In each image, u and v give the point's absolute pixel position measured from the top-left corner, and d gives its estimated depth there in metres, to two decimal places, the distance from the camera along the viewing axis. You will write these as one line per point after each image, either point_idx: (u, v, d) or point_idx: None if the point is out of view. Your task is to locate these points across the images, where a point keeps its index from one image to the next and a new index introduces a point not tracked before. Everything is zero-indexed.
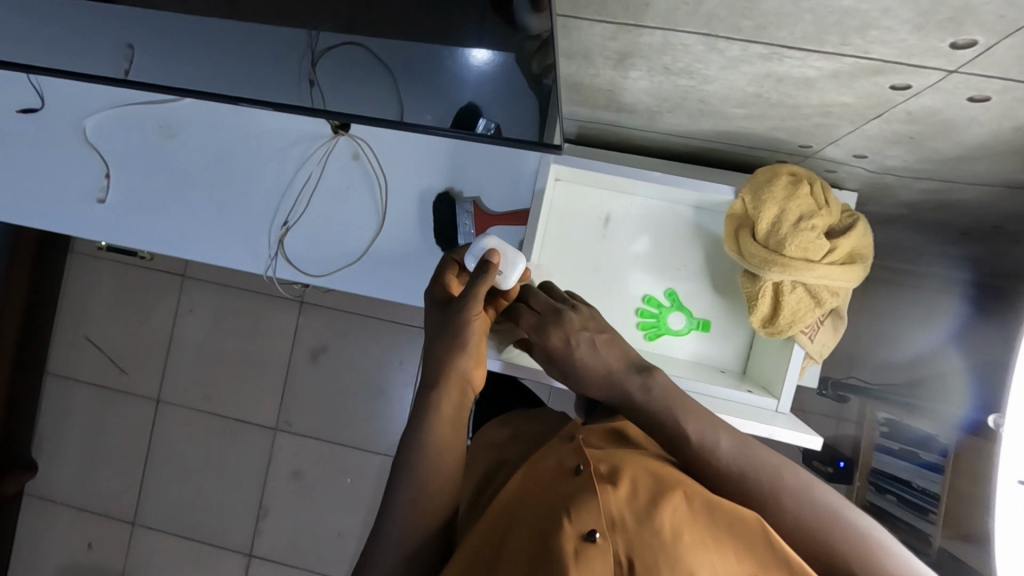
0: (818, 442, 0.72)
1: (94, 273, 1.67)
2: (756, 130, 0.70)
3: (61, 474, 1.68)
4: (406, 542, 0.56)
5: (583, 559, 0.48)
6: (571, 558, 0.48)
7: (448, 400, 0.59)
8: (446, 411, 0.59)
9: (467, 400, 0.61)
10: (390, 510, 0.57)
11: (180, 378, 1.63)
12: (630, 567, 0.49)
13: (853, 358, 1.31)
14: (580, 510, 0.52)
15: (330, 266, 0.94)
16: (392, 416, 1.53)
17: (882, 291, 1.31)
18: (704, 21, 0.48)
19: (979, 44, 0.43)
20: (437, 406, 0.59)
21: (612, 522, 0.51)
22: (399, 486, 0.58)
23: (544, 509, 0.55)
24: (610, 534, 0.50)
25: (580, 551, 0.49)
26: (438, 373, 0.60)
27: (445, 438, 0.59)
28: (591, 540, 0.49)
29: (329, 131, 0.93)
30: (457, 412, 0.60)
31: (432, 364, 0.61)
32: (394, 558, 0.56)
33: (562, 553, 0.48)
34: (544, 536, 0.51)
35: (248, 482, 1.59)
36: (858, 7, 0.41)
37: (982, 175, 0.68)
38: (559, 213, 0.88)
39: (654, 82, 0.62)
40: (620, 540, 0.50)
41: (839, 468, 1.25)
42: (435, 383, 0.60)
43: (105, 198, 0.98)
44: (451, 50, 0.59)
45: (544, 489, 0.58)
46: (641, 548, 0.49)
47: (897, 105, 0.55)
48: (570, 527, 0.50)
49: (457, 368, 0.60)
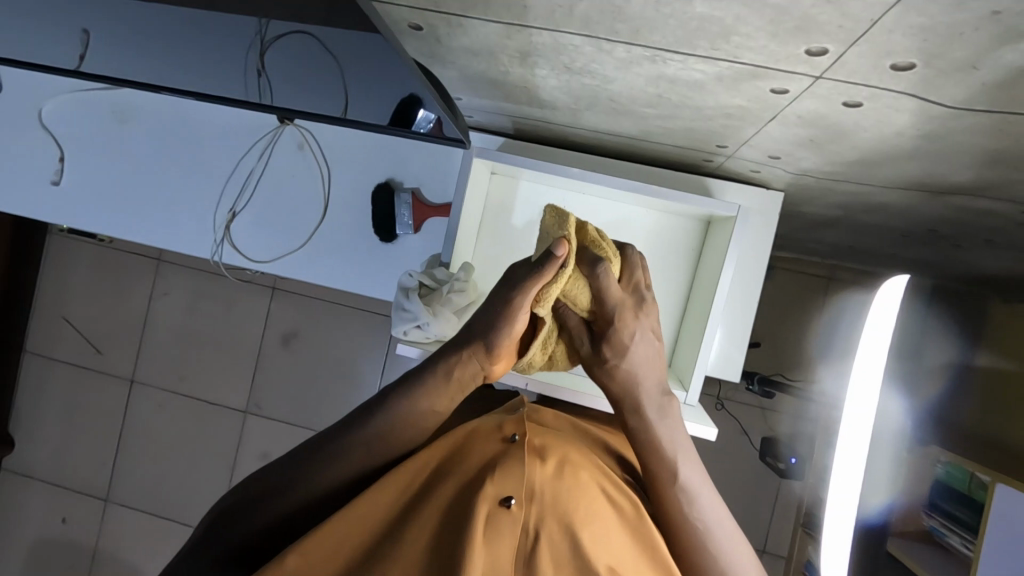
0: (715, 433, 0.76)
1: (71, 253, 1.70)
2: (673, 129, 0.71)
3: (36, 451, 1.72)
4: (352, 464, 0.57)
5: (492, 523, 0.51)
6: (481, 520, 0.50)
7: (463, 367, 0.58)
8: (454, 379, 0.58)
9: (478, 380, 0.60)
10: (357, 434, 0.57)
11: (155, 360, 1.66)
12: (534, 538, 0.51)
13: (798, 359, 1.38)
14: (503, 475, 0.53)
15: (275, 253, 0.97)
16: (359, 401, 1.56)
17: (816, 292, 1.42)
18: (583, 24, 0.49)
19: (831, 52, 0.44)
20: (452, 369, 0.58)
21: (530, 493, 0.53)
22: (374, 417, 0.58)
23: (471, 466, 0.55)
24: (526, 505, 0.52)
25: (493, 515, 0.51)
26: (468, 345, 0.58)
27: (442, 394, 0.59)
28: (507, 507, 0.51)
29: (275, 122, 0.95)
30: (465, 382, 0.59)
31: (466, 331, 0.58)
32: (332, 473, 0.57)
33: (476, 512, 0.50)
34: (461, 497, 0.53)
35: (218, 463, 1.62)
36: (711, 14, 0.43)
37: (892, 179, 0.70)
38: (494, 205, 0.90)
39: (562, 80, 0.64)
40: (533, 513, 0.52)
41: (790, 465, 1.28)
42: (461, 350, 0.58)
43: (59, 180, 1.00)
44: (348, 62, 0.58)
45: (475, 446, 0.57)
46: (551, 525, 0.52)
47: (785, 108, 0.56)
48: (490, 488, 0.52)
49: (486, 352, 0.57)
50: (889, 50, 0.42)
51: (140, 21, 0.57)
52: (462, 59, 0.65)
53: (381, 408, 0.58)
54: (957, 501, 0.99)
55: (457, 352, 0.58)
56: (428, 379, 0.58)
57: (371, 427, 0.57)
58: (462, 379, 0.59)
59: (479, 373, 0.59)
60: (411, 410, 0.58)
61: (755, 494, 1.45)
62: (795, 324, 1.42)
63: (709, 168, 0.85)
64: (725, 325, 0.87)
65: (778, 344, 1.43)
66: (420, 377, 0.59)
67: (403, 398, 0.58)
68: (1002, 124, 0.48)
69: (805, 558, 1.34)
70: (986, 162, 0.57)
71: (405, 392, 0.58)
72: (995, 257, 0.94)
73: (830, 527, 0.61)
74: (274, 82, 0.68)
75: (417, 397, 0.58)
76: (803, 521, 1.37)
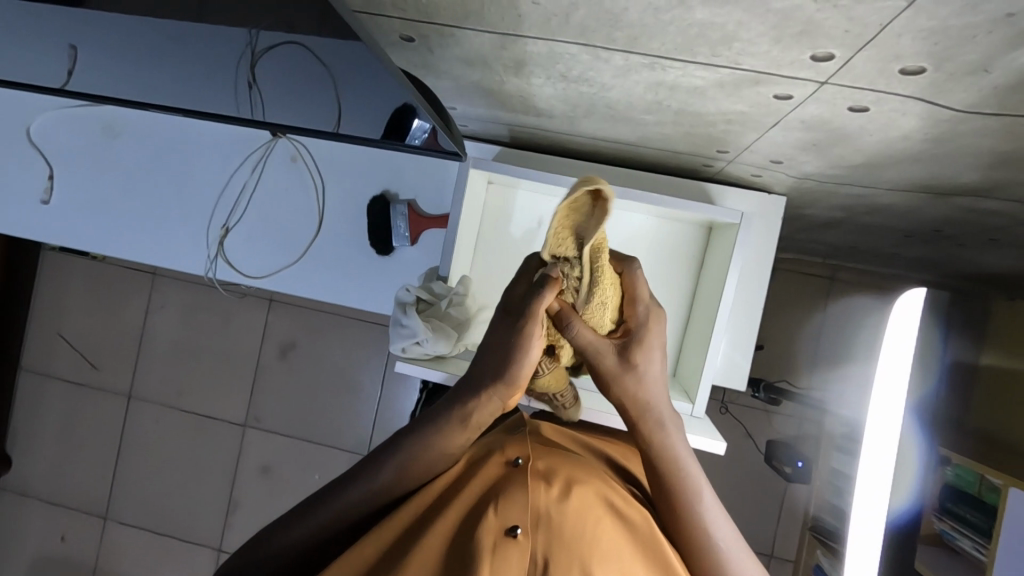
0: (724, 446, 0.75)
1: (66, 269, 1.68)
2: (672, 135, 0.70)
3: (34, 468, 1.70)
4: (361, 509, 0.56)
5: (500, 553, 0.49)
6: (487, 552, 0.49)
7: (482, 405, 0.53)
8: (472, 418, 0.54)
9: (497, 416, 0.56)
10: (368, 478, 0.56)
11: (152, 375, 1.64)
12: (543, 569, 0.50)
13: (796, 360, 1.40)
14: (507, 503, 0.52)
15: (269, 268, 0.95)
16: (359, 412, 1.54)
17: (819, 293, 1.41)
18: (580, 32, 0.48)
19: (837, 57, 0.43)
20: (468, 408, 0.54)
21: (536, 520, 0.52)
22: (385, 459, 0.56)
23: (474, 495, 0.54)
24: (533, 534, 0.51)
25: (499, 545, 0.49)
26: (484, 378, 0.53)
27: (459, 434, 0.55)
28: (513, 537, 0.50)
29: (268, 135, 0.93)
30: (483, 420, 0.55)
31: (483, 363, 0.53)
32: (344, 518, 0.56)
33: (481, 545, 0.49)
34: (464, 527, 0.52)
35: (218, 477, 1.60)
36: (713, 20, 0.42)
37: (897, 181, 0.68)
38: (491, 216, 0.89)
39: (559, 89, 0.62)
40: (540, 542, 0.51)
41: (796, 468, 1.27)
42: (479, 385, 0.53)
43: (49, 199, 0.99)
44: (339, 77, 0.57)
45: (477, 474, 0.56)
46: (560, 554, 0.50)
47: (788, 113, 0.55)
48: (494, 519, 0.51)
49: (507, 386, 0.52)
50: (897, 54, 0.41)
51: (123, 36, 0.56)
52: (455, 68, 0.64)
53: (393, 449, 0.56)
54: (968, 504, 0.98)
55: (474, 392, 0.53)
56: (445, 418, 0.55)
57: (382, 470, 0.56)
58: (480, 418, 0.55)
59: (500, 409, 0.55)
60: (426, 452, 0.55)
61: (762, 498, 1.43)
62: (797, 326, 1.41)
63: (709, 173, 0.84)
64: (728, 332, 0.86)
65: (781, 346, 1.41)
66: (438, 418, 0.56)
67: (416, 440, 0.55)
68: (1014, 127, 0.47)
69: (814, 562, 1.33)
70: (995, 164, 0.56)
71: (420, 434, 0.56)
72: (1001, 255, 0.93)
73: (855, 539, 0.60)
74: (264, 95, 0.66)
75: (430, 440, 0.55)
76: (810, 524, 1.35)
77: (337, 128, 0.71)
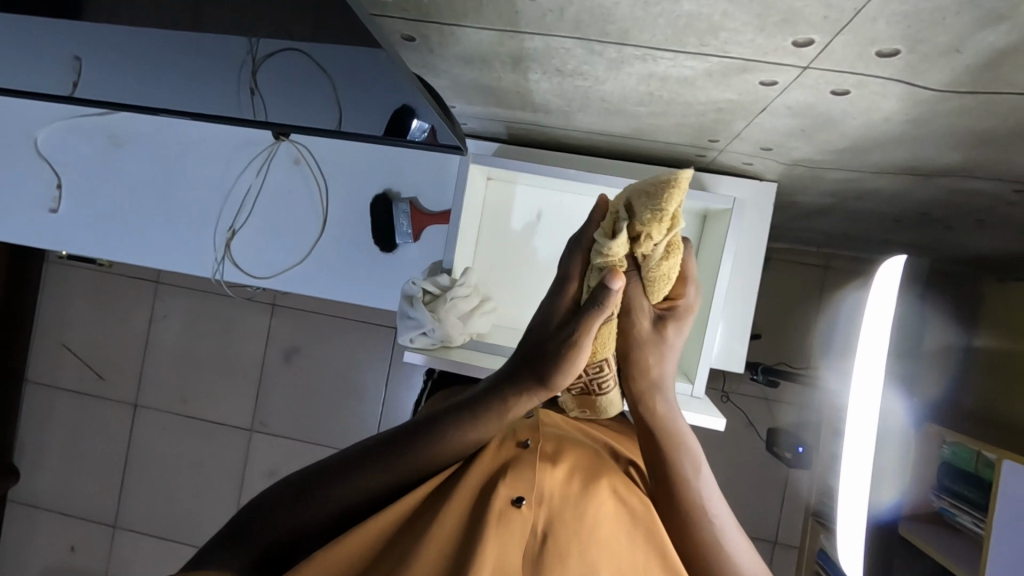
0: (723, 424, 0.77)
1: (69, 280, 1.70)
2: (664, 126, 0.73)
3: (41, 480, 1.72)
4: (373, 488, 0.55)
5: (504, 521, 0.52)
6: (493, 518, 0.51)
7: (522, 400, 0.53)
8: (508, 410, 0.54)
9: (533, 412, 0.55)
10: (389, 457, 0.54)
11: (157, 383, 1.65)
12: (542, 541, 0.53)
13: (792, 347, 1.43)
14: (515, 477, 0.55)
15: (275, 269, 0.97)
16: (365, 413, 1.56)
17: (812, 282, 1.44)
18: (573, 27, 0.50)
19: (817, 42, 0.45)
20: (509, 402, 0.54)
21: (541, 497, 0.55)
22: (411, 442, 0.55)
23: (485, 470, 0.56)
24: (536, 508, 0.54)
25: (504, 514, 0.52)
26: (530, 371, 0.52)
27: (490, 426, 0.55)
28: (518, 507, 0.53)
29: (271, 138, 0.96)
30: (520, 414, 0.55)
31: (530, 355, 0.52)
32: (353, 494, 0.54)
33: (488, 511, 0.52)
34: (473, 496, 0.54)
35: (226, 482, 1.61)
36: (700, 11, 0.44)
37: (883, 164, 0.71)
38: (490, 211, 0.91)
39: (555, 83, 0.65)
40: (542, 516, 0.54)
41: (797, 454, 1.29)
42: (524, 378, 0.52)
43: (57, 208, 1.01)
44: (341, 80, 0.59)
45: (489, 449, 0.59)
46: (559, 529, 0.53)
47: (774, 99, 0.57)
48: (502, 489, 0.53)
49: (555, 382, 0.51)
50: (873, 38, 0.43)
51: (133, 45, 0.58)
52: (454, 67, 0.66)
53: (422, 432, 0.55)
54: (965, 482, 1.00)
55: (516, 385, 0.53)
56: (481, 410, 0.54)
57: (406, 451, 0.55)
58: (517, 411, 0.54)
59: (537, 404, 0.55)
60: (455, 438, 0.55)
61: (764, 485, 1.45)
62: (794, 314, 1.44)
63: (702, 164, 0.87)
64: (725, 317, 0.88)
65: (778, 335, 1.44)
66: (471, 406, 0.55)
67: (448, 425, 0.55)
68: (988, 105, 0.50)
69: (818, 546, 1.34)
70: (974, 142, 0.58)
71: (451, 419, 0.55)
72: (989, 237, 0.96)
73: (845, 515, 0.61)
74: (268, 100, 0.68)
75: (462, 425, 0.55)
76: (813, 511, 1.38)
77: (340, 128, 0.74)
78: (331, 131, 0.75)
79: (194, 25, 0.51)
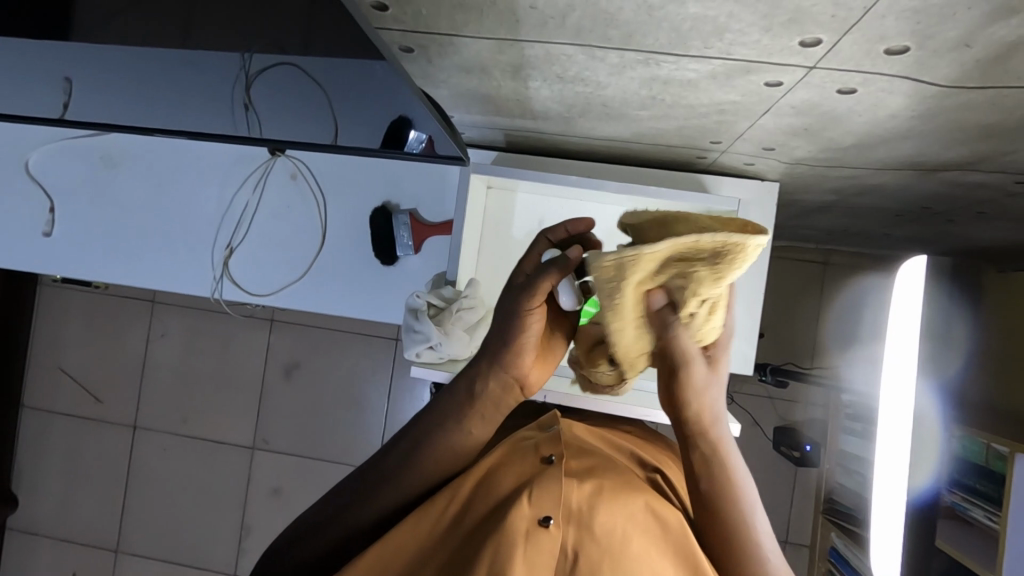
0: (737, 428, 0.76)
1: (64, 302, 1.68)
2: (666, 129, 0.72)
3: (40, 507, 1.69)
4: (396, 497, 0.58)
5: (533, 543, 0.51)
6: (520, 539, 0.51)
7: (492, 383, 0.56)
8: (481, 397, 0.56)
9: (516, 394, 0.57)
10: (398, 458, 0.58)
11: (157, 403, 1.63)
12: (573, 560, 0.52)
13: (795, 345, 1.43)
14: (542, 494, 0.54)
15: (275, 286, 0.96)
16: (367, 426, 1.54)
17: (813, 279, 1.43)
18: (575, 33, 0.50)
19: (825, 42, 0.45)
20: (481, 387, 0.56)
21: (568, 513, 0.54)
22: (412, 439, 0.58)
23: (509, 487, 0.56)
24: (565, 525, 0.53)
25: (532, 534, 0.51)
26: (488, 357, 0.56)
27: (476, 416, 0.57)
28: (545, 526, 0.52)
29: (266, 154, 0.95)
30: (500, 400, 0.57)
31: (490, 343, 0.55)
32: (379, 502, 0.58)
33: (515, 531, 0.51)
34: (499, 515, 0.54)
35: (227, 501, 1.59)
36: (705, 13, 0.43)
37: (886, 160, 0.70)
38: (492, 220, 0.91)
39: (555, 90, 0.64)
40: (572, 532, 0.53)
41: (805, 452, 1.29)
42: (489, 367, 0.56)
43: (51, 231, 1.00)
44: (339, 94, 0.58)
45: (513, 467, 0.58)
46: (590, 546, 0.52)
47: (779, 99, 0.57)
48: (528, 508, 0.53)
49: (512, 364, 0.55)
50: (882, 36, 0.43)
51: (124, 65, 0.57)
52: (452, 76, 0.65)
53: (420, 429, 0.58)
54: (978, 475, 0.99)
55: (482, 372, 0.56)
56: (460, 400, 0.57)
57: (415, 455, 0.58)
58: (496, 395, 0.56)
59: (515, 388, 0.57)
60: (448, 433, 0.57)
61: (773, 484, 1.44)
62: (797, 311, 1.44)
63: (702, 166, 0.86)
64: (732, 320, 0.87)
65: (781, 332, 1.43)
66: (453, 397, 0.57)
67: (440, 420, 0.57)
68: (996, 98, 0.49)
69: (829, 544, 1.34)
70: (977, 136, 0.58)
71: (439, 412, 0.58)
72: (990, 228, 0.95)
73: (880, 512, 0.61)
74: (263, 116, 0.67)
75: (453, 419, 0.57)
76: (823, 508, 1.38)
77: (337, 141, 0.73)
78: (330, 145, 0.74)
79: (193, 44, 0.50)
